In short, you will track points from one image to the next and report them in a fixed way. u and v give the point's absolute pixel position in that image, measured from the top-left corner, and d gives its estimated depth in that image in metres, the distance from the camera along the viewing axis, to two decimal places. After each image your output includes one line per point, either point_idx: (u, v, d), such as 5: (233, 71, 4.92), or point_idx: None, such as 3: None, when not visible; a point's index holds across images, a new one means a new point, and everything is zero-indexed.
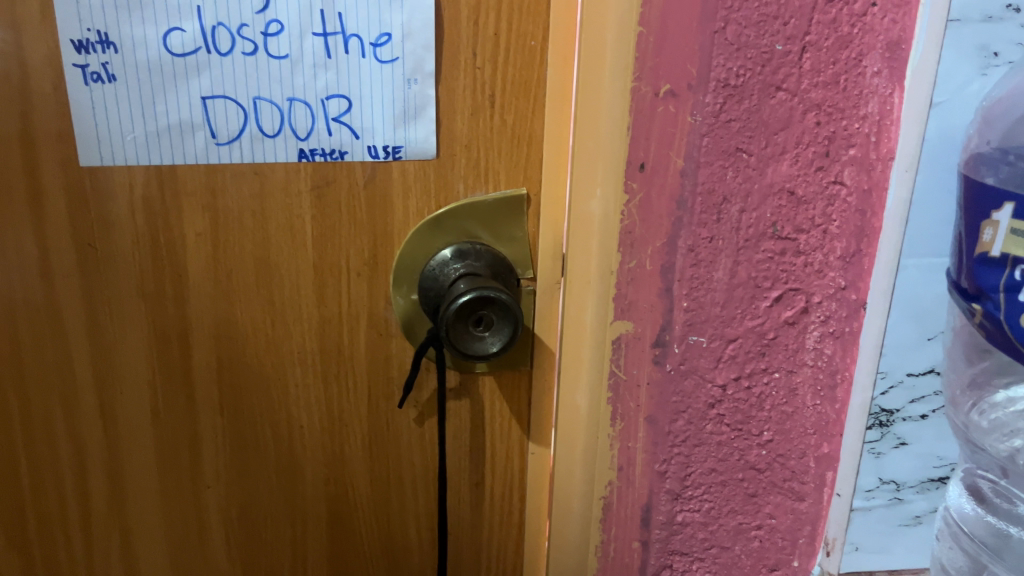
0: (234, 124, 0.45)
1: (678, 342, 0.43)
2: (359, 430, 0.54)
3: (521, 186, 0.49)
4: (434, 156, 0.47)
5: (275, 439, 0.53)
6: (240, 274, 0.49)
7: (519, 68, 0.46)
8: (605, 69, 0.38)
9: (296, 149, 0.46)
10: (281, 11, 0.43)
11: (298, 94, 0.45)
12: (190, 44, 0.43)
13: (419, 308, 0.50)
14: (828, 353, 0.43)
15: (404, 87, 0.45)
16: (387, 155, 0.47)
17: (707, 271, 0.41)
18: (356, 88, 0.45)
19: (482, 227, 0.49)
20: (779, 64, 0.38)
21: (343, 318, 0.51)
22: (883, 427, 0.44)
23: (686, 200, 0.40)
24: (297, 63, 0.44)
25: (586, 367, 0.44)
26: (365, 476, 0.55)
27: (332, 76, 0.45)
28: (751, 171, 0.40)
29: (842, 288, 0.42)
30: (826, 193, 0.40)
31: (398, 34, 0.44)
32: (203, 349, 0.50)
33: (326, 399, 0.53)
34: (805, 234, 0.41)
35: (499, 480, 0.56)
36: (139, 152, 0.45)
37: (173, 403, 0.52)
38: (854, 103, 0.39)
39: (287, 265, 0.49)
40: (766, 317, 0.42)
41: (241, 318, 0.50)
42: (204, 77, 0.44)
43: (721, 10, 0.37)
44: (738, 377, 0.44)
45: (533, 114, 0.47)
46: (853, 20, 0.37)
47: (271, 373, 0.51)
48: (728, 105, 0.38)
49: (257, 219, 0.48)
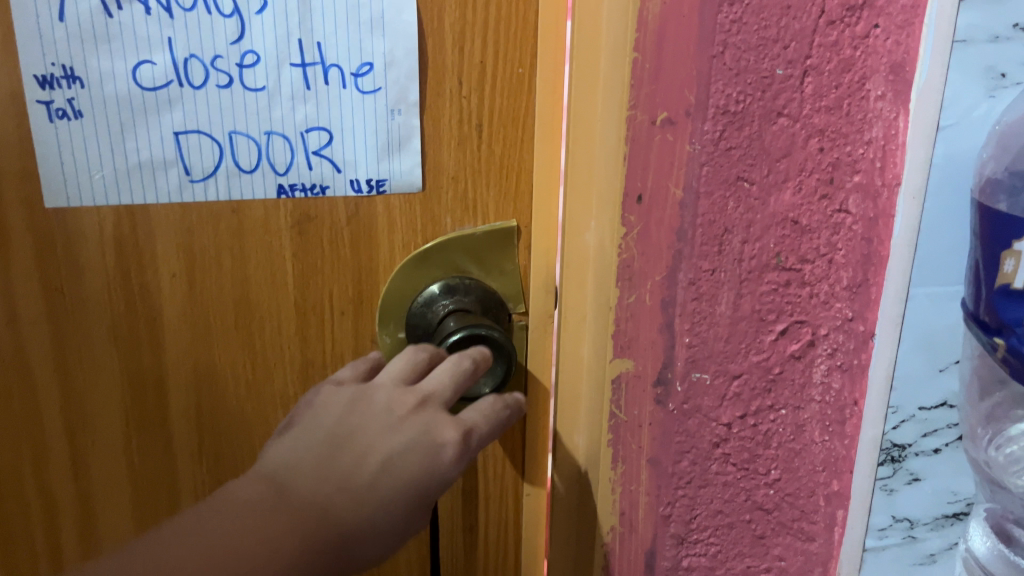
0: (209, 160, 0.43)
1: (681, 379, 0.41)
2: None
3: (510, 219, 0.47)
4: (420, 189, 0.45)
5: None
6: (220, 315, 0.47)
7: (507, 97, 0.44)
8: (599, 96, 0.37)
9: (274, 185, 0.44)
10: (256, 41, 0.41)
11: (276, 127, 0.43)
12: (162, 77, 0.41)
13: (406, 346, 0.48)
14: (836, 387, 0.41)
15: (388, 118, 0.43)
16: (371, 189, 0.45)
17: (709, 305, 0.39)
18: (337, 121, 0.43)
19: (473, 261, 0.47)
20: (780, 88, 0.36)
21: (327, 358, 0.49)
22: (896, 463, 0.41)
23: (686, 232, 0.38)
24: (274, 95, 0.42)
25: (583, 404, 0.43)
26: None
27: (312, 108, 0.43)
28: (753, 201, 0.38)
29: (849, 319, 0.40)
30: (831, 221, 0.39)
31: (380, 64, 0.42)
32: (180, 397, 0.48)
33: None
34: (810, 264, 0.39)
35: (493, 523, 0.53)
36: (107, 191, 0.43)
37: (150, 449, 0.49)
38: (858, 128, 0.37)
39: (268, 306, 0.47)
40: (771, 351, 0.41)
41: (220, 361, 0.48)
42: (177, 111, 0.42)
43: (719, 33, 0.35)
44: (744, 415, 0.42)
45: (521, 143, 0.45)
46: (855, 42, 0.36)
47: (254, 419, 0.49)
48: (728, 132, 0.37)
49: (235, 257, 0.46)
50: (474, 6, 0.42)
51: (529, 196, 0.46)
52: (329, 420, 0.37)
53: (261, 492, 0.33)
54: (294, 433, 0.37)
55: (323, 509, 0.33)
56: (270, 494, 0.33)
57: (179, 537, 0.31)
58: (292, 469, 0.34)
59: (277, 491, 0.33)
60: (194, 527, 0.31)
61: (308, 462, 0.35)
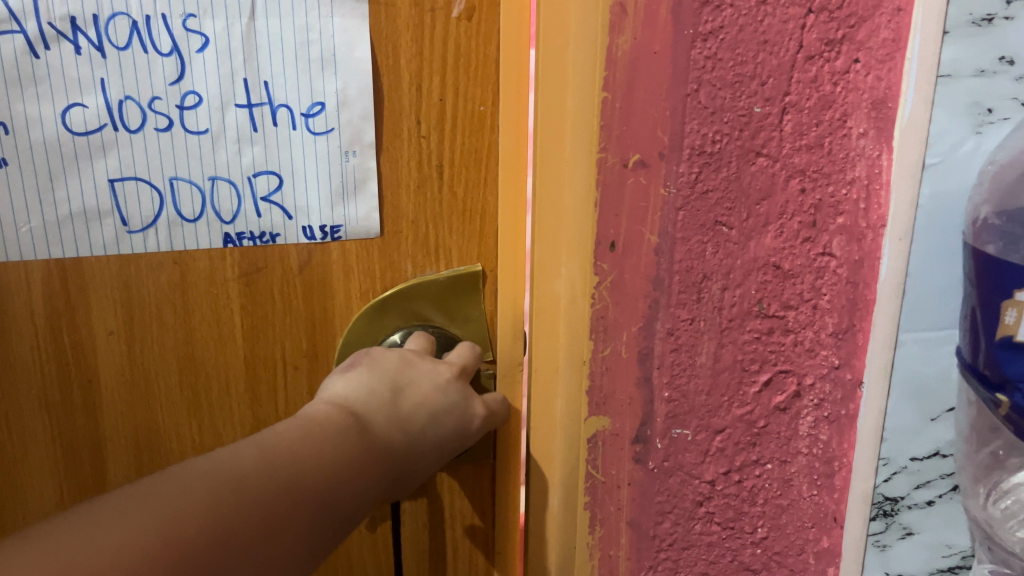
0: (148, 209, 0.40)
1: (661, 436, 0.38)
2: None
3: (476, 263, 0.44)
4: (378, 234, 0.43)
5: None
6: (163, 374, 0.44)
7: (467, 137, 0.42)
8: (566, 139, 0.35)
9: (220, 234, 0.41)
10: (198, 82, 0.38)
11: (221, 172, 0.40)
12: (94, 121, 0.38)
13: None
14: (825, 439, 0.39)
15: (341, 160, 0.41)
16: (324, 237, 0.42)
17: (689, 356, 0.37)
18: (287, 164, 0.40)
19: (436, 308, 0.45)
20: (759, 127, 0.34)
21: (279, 415, 0.46)
22: (888, 517, 0.39)
23: (663, 280, 0.36)
24: (218, 138, 0.39)
25: (556, 464, 0.40)
26: None
27: (260, 151, 0.40)
28: (733, 245, 0.36)
29: (836, 367, 0.38)
30: (814, 266, 0.36)
31: (332, 104, 0.39)
32: (119, 461, 0.45)
33: None
34: (793, 310, 0.37)
35: None
36: (35, 245, 0.39)
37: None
38: (840, 168, 0.35)
39: (214, 362, 0.44)
40: (755, 404, 0.38)
41: (163, 423, 0.45)
42: (112, 157, 0.39)
43: (693, 70, 0.33)
44: (728, 471, 0.39)
45: (484, 185, 0.43)
46: (835, 77, 0.34)
47: None
48: (705, 174, 0.34)
49: (178, 313, 0.43)
50: (432, 41, 0.39)
51: (494, 239, 0.44)
52: (386, 365, 0.38)
53: (344, 420, 0.33)
54: (352, 369, 0.38)
55: (389, 446, 0.35)
56: (351, 424, 0.33)
57: (286, 444, 0.30)
58: (363, 407, 0.35)
59: (358, 424, 0.34)
60: (300, 439, 0.31)
61: (377, 403, 0.36)
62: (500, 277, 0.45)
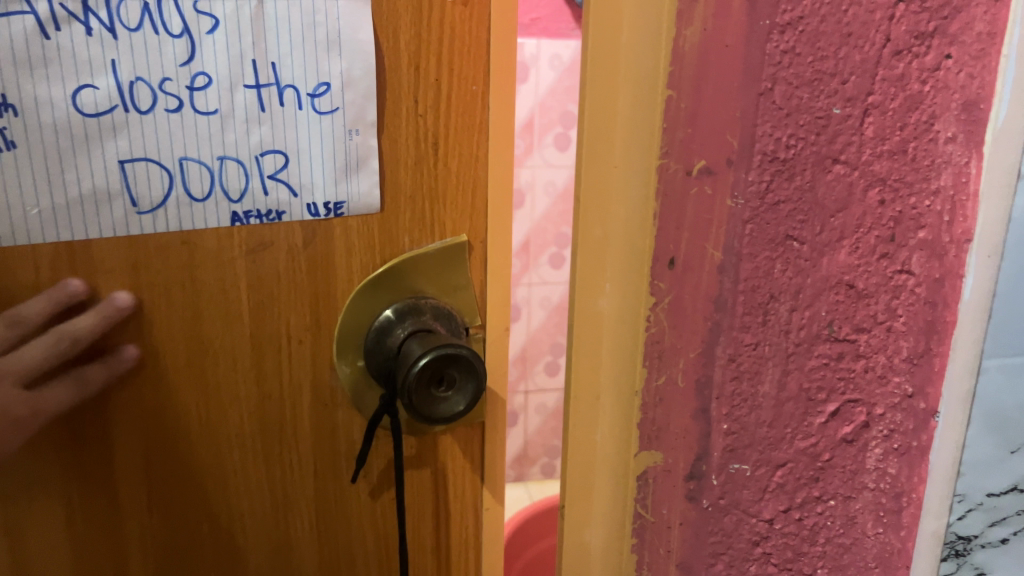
0: (158, 190, 0.40)
1: (717, 472, 0.34)
2: (306, 510, 0.50)
3: (461, 235, 0.47)
4: (378, 211, 0.45)
5: (213, 531, 0.49)
6: (172, 358, 0.44)
7: (461, 115, 0.44)
8: (617, 141, 0.30)
9: (228, 213, 0.42)
10: (207, 63, 0.39)
11: (229, 151, 0.41)
12: (105, 102, 0.38)
13: (367, 374, 0.47)
14: (892, 473, 0.35)
15: (346, 139, 0.42)
16: (328, 213, 0.44)
17: (751, 385, 0.33)
18: (294, 143, 0.42)
19: (427, 280, 0.47)
20: (837, 130, 0.30)
21: (285, 387, 0.47)
22: (959, 557, 0.36)
23: (726, 300, 0.32)
24: (227, 118, 0.40)
25: (597, 492, 0.35)
26: (314, 553, 0.52)
27: (267, 131, 0.41)
28: (804, 263, 0.32)
29: (909, 395, 0.34)
30: (891, 284, 0.33)
31: (337, 84, 0.41)
32: (128, 446, 0.45)
33: (268, 481, 0.49)
34: (866, 333, 0.33)
35: (454, 538, 0.54)
36: (44, 227, 0.39)
37: (93, 504, 0.45)
38: (923, 176, 0.31)
39: (222, 340, 0.45)
40: (819, 436, 0.35)
41: (170, 404, 0.45)
42: (122, 138, 0.39)
43: (768, 66, 0.29)
44: (788, 509, 0.35)
45: (476, 161, 0.45)
46: (924, 75, 0.30)
47: (207, 464, 0.47)
48: (776, 184, 0.31)
49: (186, 292, 0.43)
50: (429, 24, 0.42)
51: (484, 215, 0.47)
52: None
53: None
54: None
55: None
56: None
57: None
58: None
59: None
60: None
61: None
62: (490, 249, 0.47)
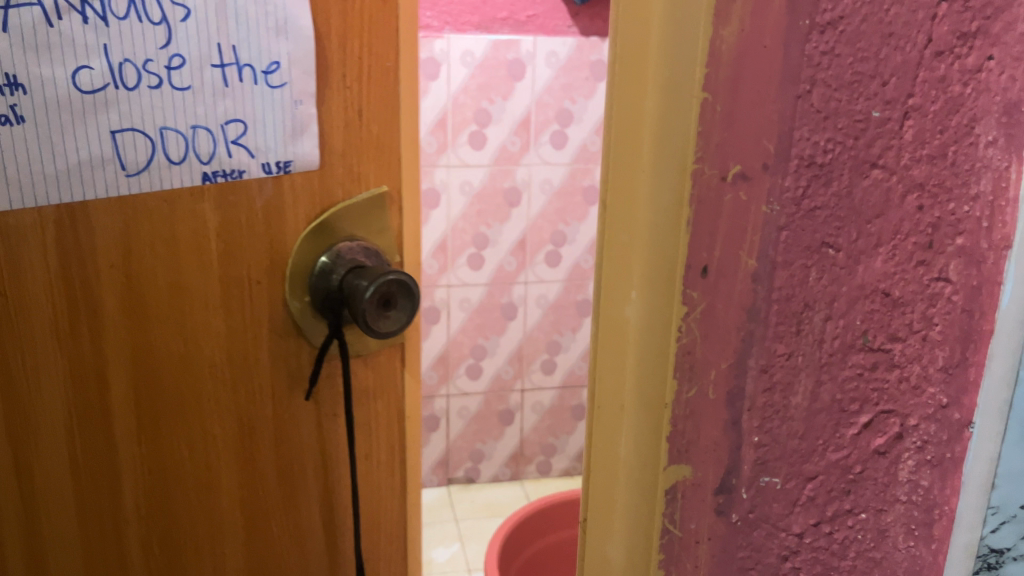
0: (142, 155, 0.53)
1: (747, 486, 0.33)
2: (266, 426, 0.64)
3: (382, 186, 0.62)
4: (317, 167, 0.59)
5: (189, 437, 0.62)
6: (155, 296, 0.57)
7: (379, 87, 0.59)
8: (645, 144, 0.29)
9: (200, 172, 0.55)
10: (181, 47, 0.52)
11: (200, 121, 0.54)
12: (99, 81, 0.50)
13: (311, 308, 0.62)
14: (925, 485, 0.34)
15: (293, 107, 0.57)
16: (279, 169, 0.58)
17: (784, 397, 0.32)
18: (250, 113, 0.56)
19: (358, 227, 0.62)
20: (876, 134, 0.29)
21: (246, 319, 0.61)
22: (993, 572, 0.35)
23: (760, 310, 0.31)
24: (198, 92, 0.53)
25: (619, 513, 0.34)
26: (271, 455, 0.65)
27: (229, 103, 0.55)
28: (839, 270, 0.31)
29: (943, 406, 0.33)
30: (928, 292, 0.32)
31: (285, 62, 0.55)
32: (120, 376, 0.58)
33: (235, 400, 0.62)
34: (901, 343, 0.32)
35: (387, 438, 0.69)
36: (41, 187, 0.51)
37: (92, 440, 0.59)
38: (962, 181, 0.30)
39: (197, 285, 0.58)
40: (852, 448, 0.34)
41: (156, 340, 0.58)
42: (112, 112, 0.51)
43: (807, 68, 0.28)
44: (818, 523, 0.34)
45: (390, 124, 0.61)
46: (965, 77, 0.29)
47: (185, 386, 0.60)
48: (813, 189, 0.29)
49: (168, 245, 0.56)
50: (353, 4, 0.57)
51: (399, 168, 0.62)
52: None
53: None
54: None
55: None
56: None
57: None
58: None
59: None
60: None
61: None
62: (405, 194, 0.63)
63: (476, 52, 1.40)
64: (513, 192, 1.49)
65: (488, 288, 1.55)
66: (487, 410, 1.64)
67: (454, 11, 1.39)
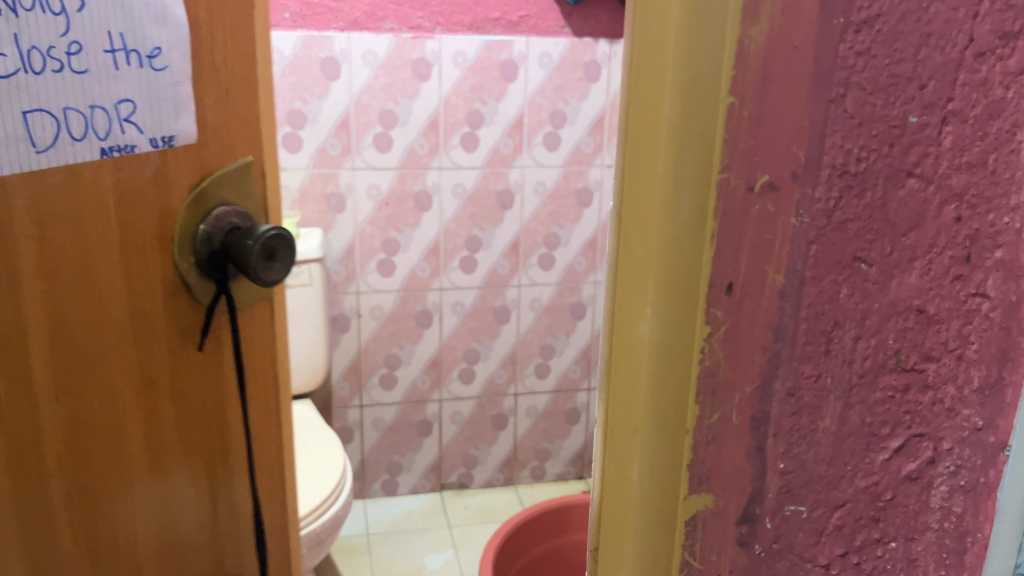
0: (45, 136, 0.39)
1: (771, 515, 0.31)
2: (177, 435, 0.50)
3: (247, 155, 0.48)
4: (196, 140, 0.45)
5: (112, 444, 0.48)
6: (71, 286, 0.44)
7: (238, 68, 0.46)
8: (662, 150, 0.26)
9: (99, 149, 0.42)
10: (81, 30, 0.39)
11: (100, 99, 0.41)
12: (9, 68, 0.37)
13: (196, 272, 0.48)
14: (958, 512, 0.32)
15: (174, 88, 0.43)
16: (166, 144, 0.44)
17: (811, 421, 0.30)
18: (145, 90, 0.42)
19: (231, 197, 0.48)
20: (913, 141, 0.27)
21: (148, 296, 0.47)
22: None
23: (787, 329, 0.29)
24: (98, 76, 0.40)
25: (631, 545, 0.31)
26: (191, 474, 0.52)
27: (127, 82, 0.41)
28: (871, 286, 0.29)
29: (977, 429, 0.31)
30: (964, 308, 0.30)
31: (167, 47, 0.42)
32: (38, 349, 0.43)
33: (157, 402, 0.49)
34: (935, 362, 0.30)
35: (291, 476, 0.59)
36: None
37: (11, 432, 0.43)
38: (1003, 191, 0.29)
39: (105, 249, 0.44)
40: (881, 474, 0.32)
41: (70, 310, 0.44)
42: (16, 91, 0.38)
43: (840, 70, 0.26)
44: (846, 553, 0.32)
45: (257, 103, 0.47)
46: (1007, 80, 0.27)
47: (106, 376, 0.46)
48: (846, 200, 0.27)
49: (81, 198, 0.42)
50: None
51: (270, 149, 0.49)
52: None
53: None
54: None
55: None
56: None
57: None
58: None
59: None
60: None
61: None
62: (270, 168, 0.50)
63: (468, 53, 1.37)
64: (506, 194, 1.46)
65: (482, 291, 1.52)
66: (481, 415, 1.61)
67: (445, 10, 1.35)
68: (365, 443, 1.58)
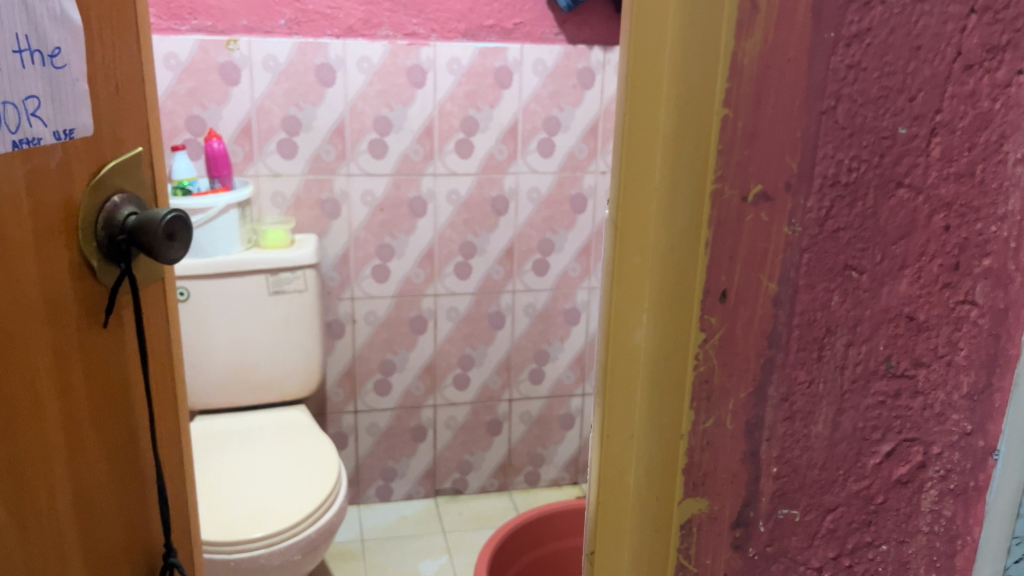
0: None
1: (765, 519, 0.32)
2: (91, 428, 0.49)
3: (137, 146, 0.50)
4: (90, 132, 0.45)
5: (47, 439, 0.46)
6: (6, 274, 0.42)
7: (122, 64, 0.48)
8: (658, 160, 0.27)
9: (11, 142, 0.40)
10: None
11: (12, 95, 0.39)
12: None
13: (99, 257, 0.48)
14: (948, 515, 0.33)
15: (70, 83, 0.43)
16: (62, 136, 0.43)
17: (804, 426, 0.31)
18: (47, 86, 0.41)
19: (124, 183, 0.49)
20: (903, 152, 0.28)
21: (57, 285, 0.45)
22: None
23: (780, 336, 0.29)
24: (11, 73, 0.39)
25: (625, 551, 0.32)
26: (104, 466, 0.51)
27: (32, 76, 0.40)
28: (863, 294, 0.29)
29: (966, 433, 0.32)
30: (953, 315, 0.30)
31: (65, 46, 0.42)
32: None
33: (76, 392, 0.48)
34: (925, 368, 0.31)
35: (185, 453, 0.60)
36: None
37: None
38: (991, 201, 0.29)
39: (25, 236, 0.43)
40: (873, 478, 0.32)
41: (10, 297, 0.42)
42: None
43: (831, 82, 0.27)
44: (838, 556, 0.33)
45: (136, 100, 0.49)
46: (994, 92, 0.28)
47: (39, 366, 0.45)
48: (837, 210, 0.28)
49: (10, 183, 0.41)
50: None
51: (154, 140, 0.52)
52: None
53: None
54: None
55: None
56: None
57: None
58: None
59: None
60: None
61: None
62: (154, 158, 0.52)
63: (463, 59, 1.37)
64: (500, 201, 1.46)
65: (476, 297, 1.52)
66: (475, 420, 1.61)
67: (440, 17, 1.36)
68: (360, 449, 1.59)
